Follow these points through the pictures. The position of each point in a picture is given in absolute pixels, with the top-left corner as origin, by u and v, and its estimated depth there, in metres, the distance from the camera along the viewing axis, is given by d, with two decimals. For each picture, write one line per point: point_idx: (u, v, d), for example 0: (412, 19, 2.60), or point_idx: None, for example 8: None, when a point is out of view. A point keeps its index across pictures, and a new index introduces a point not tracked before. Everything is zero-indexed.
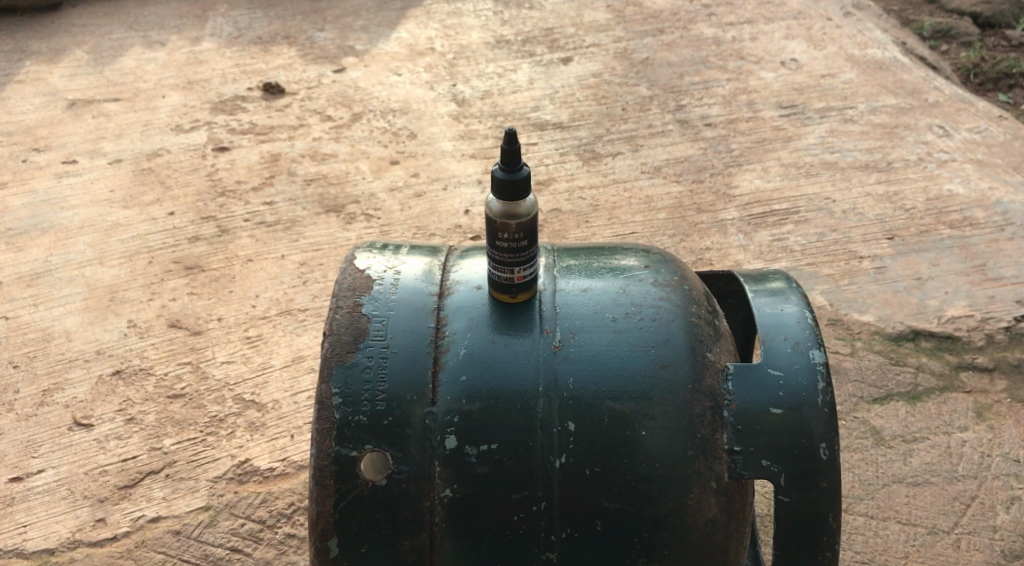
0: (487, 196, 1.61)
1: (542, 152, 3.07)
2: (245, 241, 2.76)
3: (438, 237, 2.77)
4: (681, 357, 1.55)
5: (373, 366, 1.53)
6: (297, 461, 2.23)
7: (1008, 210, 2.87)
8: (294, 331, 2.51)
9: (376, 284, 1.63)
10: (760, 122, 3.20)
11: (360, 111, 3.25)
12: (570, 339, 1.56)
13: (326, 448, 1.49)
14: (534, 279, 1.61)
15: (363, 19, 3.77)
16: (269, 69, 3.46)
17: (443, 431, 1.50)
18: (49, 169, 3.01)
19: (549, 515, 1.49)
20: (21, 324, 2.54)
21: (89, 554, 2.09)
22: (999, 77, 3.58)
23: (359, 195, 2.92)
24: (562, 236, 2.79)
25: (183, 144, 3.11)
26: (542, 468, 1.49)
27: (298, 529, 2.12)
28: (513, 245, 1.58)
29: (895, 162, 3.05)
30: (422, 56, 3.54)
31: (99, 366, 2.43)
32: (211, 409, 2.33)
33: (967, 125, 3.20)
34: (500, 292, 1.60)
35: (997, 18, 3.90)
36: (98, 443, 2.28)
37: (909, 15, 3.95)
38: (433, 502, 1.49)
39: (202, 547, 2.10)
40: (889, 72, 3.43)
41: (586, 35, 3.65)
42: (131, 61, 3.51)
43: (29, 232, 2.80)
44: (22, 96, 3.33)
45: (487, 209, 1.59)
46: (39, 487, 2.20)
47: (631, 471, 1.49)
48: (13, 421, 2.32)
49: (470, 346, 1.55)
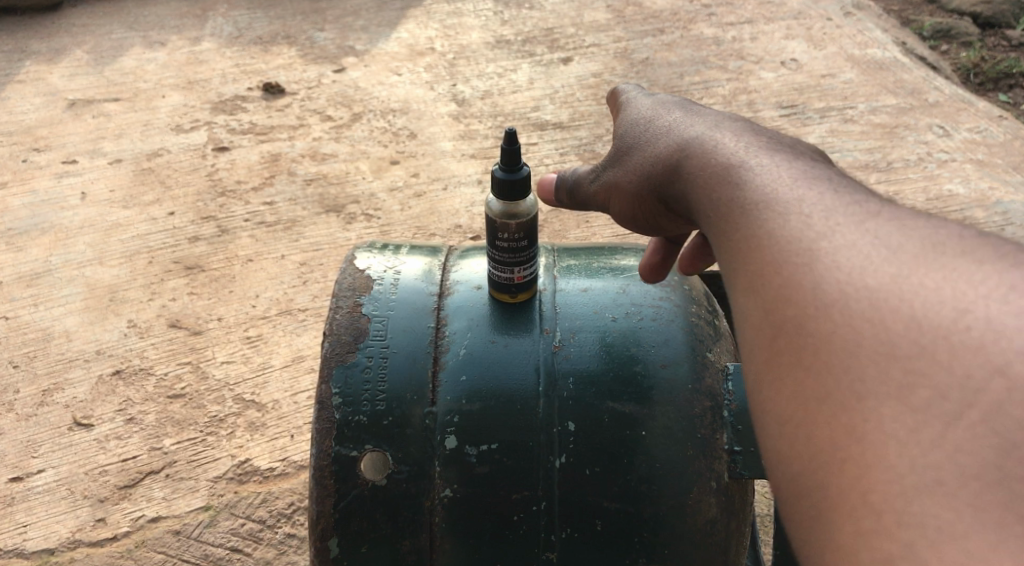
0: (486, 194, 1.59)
1: (542, 152, 3.07)
2: (244, 241, 2.76)
3: (439, 237, 2.77)
4: (681, 357, 1.56)
5: (373, 366, 1.53)
6: (297, 461, 2.23)
7: (1008, 210, 2.87)
8: (295, 331, 2.51)
9: (376, 284, 1.63)
10: (760, 122, 3.20)
11: (360, 112, 3.25)
12: (569, 339, 1.56)
13: (325, 448, 1.49)
14: (534, 279, 1.61)
15: (363, 19, 3.77)
16: (268, 69, 3.46)
17: (443, 431, 1.50)
18: (49, 169, 3.01)
19: (549, 515, 1.49)
20: (21, 324, 2.54)
21: (88, 554, 2.09)
22: (999, 77, 3.58)
23: (359, 195, 2.92)
24: (562, 236, 2.78)
25: (183, 144, 3.10)
26: (542, 467, 1.49)
27: (298, 530, 2.12)
28: (514, 245, 1.57)
29: (895, 162, 3.04)
30: (421, 56, 3.54)
31: (99, 366, 2.43)
32: (211, 409, 2.33)
33: (967, 125, 3.20)
34: (500, 292, 1.60)
35: (997, 18, 3.90)
36: (98, 443, 2.28)
37: (908, 15, 3.95)
38: (433, 502, 1.49)
39: (202, 547, 2.09)
40: (889, 73, 3.43)
41: (586, 35, 3.65)
42: (131, 61, 3.51)
43: (29, 232, 2.80)
44: (22, 96, 3.33)
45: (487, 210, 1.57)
46: (39, 487, 2.20)
47: (632, 470, 1.49)
48: (12, 421, 2.32)
49: (470, 346, 1.55)
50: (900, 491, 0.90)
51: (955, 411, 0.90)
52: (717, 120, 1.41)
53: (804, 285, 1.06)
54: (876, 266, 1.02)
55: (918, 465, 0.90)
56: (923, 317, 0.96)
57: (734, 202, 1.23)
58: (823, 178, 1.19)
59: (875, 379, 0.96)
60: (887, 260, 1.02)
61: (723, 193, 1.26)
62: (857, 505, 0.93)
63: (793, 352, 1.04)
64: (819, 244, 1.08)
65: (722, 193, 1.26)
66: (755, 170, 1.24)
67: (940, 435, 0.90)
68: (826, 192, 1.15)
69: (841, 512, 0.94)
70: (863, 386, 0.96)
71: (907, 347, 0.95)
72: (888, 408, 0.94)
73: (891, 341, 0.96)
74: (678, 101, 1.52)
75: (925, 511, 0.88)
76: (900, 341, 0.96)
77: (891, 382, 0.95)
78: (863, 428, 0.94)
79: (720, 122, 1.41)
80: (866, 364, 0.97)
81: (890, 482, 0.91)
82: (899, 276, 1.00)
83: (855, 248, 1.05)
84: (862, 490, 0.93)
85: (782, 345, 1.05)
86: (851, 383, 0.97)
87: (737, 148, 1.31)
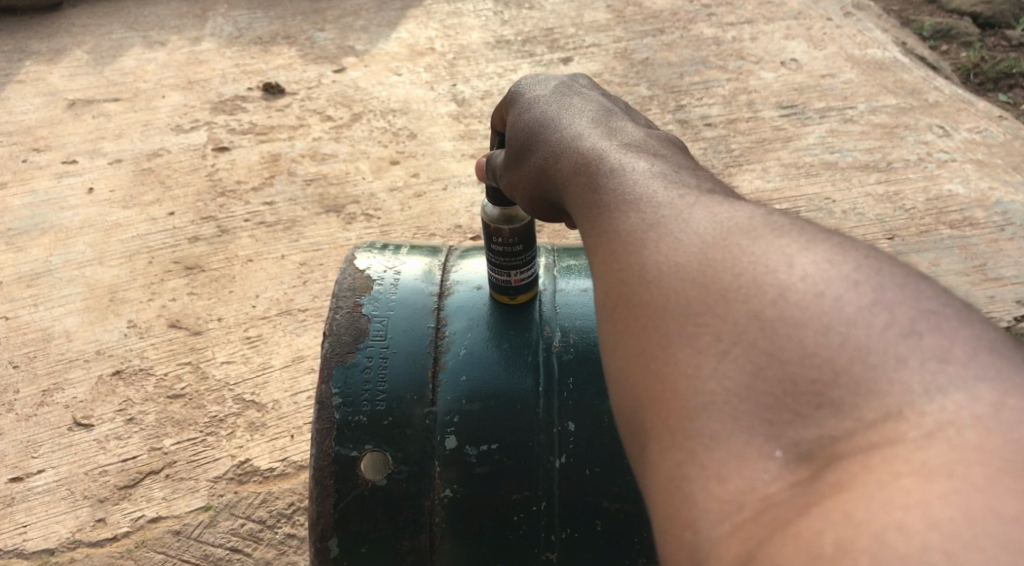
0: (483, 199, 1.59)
1: None
2: (245, 241, 2.76)
3: (438, 237, 2.77)
4: None
5: (373, 366, 1.53)
6: (297, 461, 2.23)
7: (1008, 210, 2.88)
8: (294, 331, 2.51)
9: (376, 284, 1.63)
10: (760, 122, 3.20)
11: (360, 112, 3.25)
12: (570, 338, 1.57)
13: (326, 448, 1.49)
14: (534, 280, 1.60)
15: (363, 19, 3.77)
16: (268, 69, 3.46)
17: (443, 431, 1.50)
18: (49, 169, 3.01)
19: (549, 515, 1.48)
20: (21, 324, 2.54)
21: (89, 554, 2.09)
22: (999, 77, 3.57)
23: (359, 195, 2.92)
24: (562, 236, 2.79)
25: (183, 144, 3.10)
26: (542, 467, 1.49)
27: (298, 529, 2.12)
28: (507, 248, 1.56)
29: (895, 162, 3.05)
30: (421, 56, 3.54)
31: (99, 366, 2.43)
32: (211, 409, 2.34)
33: (967, 125, 3.20)
34: (499, 293, 1.60)
35: (997, 18, 3.90)
36: (98, 443, 2.28)
37: (909, 15, 3.95)
38: (432, 502, 1.49)
39: (202, 547, 2.09)
40: (889, 73, 3.43)
41: (586, 34, 3.65)
42: (131, 61, 3.51)
43: (30, 232, 2.80)
44: (23, 96, 3.33)
45: (483, 215, 1.57)
46: (39, 487, 2.20)
47: (632, 470, 1.49)
48: (12, 421, 2.33)
49: (470, 346, 1.55)
50: (703, 458, 0.91)
51: (754, 379, 0.92)
52: (596, 113, 1.41)
53: (636, 268, 1.05)
54: (701, 249, 1.02)
55: (720, 429, 0.92)
56: (735, 295, 0.96)
57: (593, 190, 1.22)
58: (663, 174, 1.19)
59: (686, 353, 0.96)
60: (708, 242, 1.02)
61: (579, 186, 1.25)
62: (665, 471, 0.94)
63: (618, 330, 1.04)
64: (653, 232, 1.08)
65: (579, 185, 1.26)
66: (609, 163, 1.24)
67: (738, 402, 0.92)
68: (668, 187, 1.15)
69: (652, 480, 0.95)
70: (675, 358, 0.97)
71: (713, 321, 0.96)
72: (694, 379, 0.95)
73: (706, 317, 0.97)
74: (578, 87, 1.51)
75: (723, 473, 0.90)
76: (710, 317, 0.97)
77: (700, 353, 0.95)
78: (668, 398, 0.96)
79: (597, 115, 1.40)
80: (683, 340, 0.97)
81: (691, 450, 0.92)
82: (715, 256, 1.01)
83: (686, 234, 1.05)
84: (667, 458, 0.94)
85: (613, 329, 1.05)
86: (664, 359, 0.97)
87: (597, 143, 1.30)
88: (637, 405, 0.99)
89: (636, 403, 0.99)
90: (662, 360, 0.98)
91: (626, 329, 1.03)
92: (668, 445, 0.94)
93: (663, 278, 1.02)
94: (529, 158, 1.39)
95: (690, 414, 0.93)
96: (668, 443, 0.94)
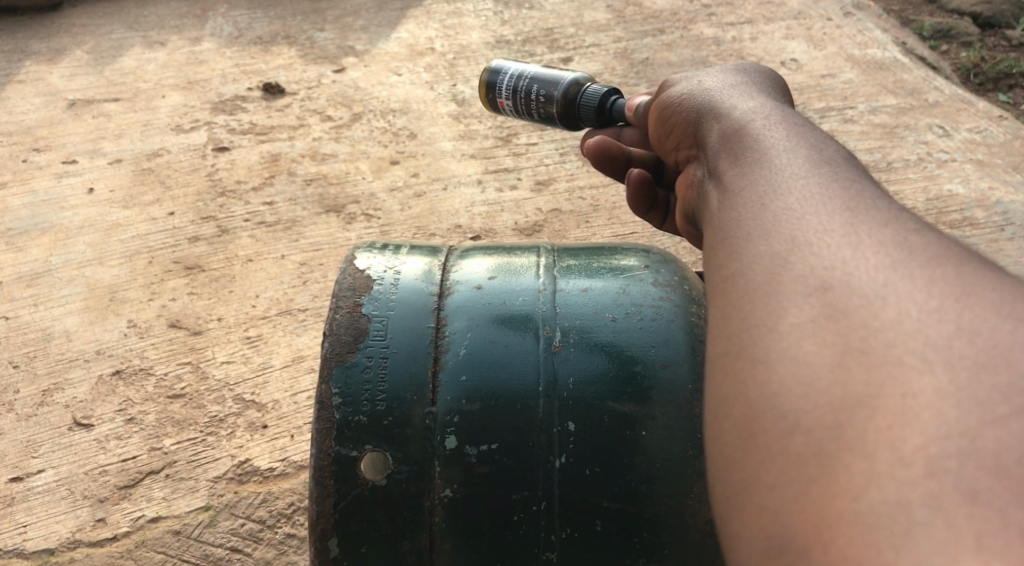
0: (588, 81, 2.00)
1: (542, 152, 3.08)
2: (245, 241, 2.76)
3: (438, 237, 2.77)
4: (681, 357, 1.57)
5: (373, 366, 1.52)
6: (297, 461, 2.23)
7: (1008, 210, 2.88)
8: (295, 331, 2.51)
9: (376, 284, 1.63)
10: None
11: (360, 111, 3.25)
12: (569, 338, 1.57)
13: (325, 448, 1.49)
14: (504, 109, 2.09)
15: (363, 19, 3.77)
16: (269, 69, 3.46)
17: (443, 431, 1.50)
18: (48, 169, 3.01)
19: (549, 515, 1.49)
20: (21, 324, 2.54)
21: (88, 554, 2.10)
22: (999, 77, 3.58)
23: (359, 195, 2.91)
24: (562, 236, 2.79)
25: (183, 144, 3.10)
26: (543, 468, 1.49)
27: (298, 530, 2.12)
28: (532, 103, 2.02)
29: (895, 162, 3.04)
30: (421, 56, 3.54)
31: (99, 366, 2.43)
32: (211, 409, 2.33)
33: (967, 125, 3.21)
34: (488, 92, 2.07)
35: (997, 18, 3.89)
36: (98, 443, 2.28)
37: (909, 15, 3.94)
38: (432, 502, 1.49)
39: (202, 547, 2.09)
40: (889, 73, 3.43)
41: (586, 35, 3.64)
42: (131, 61, 3.51)
43: (29, 232, 2.80)
44: (22, 96, 3.34)
45: (570, 80, 1.98)
46: (39, 487, 2.20)
47: (632, 471, 1.50)
48: (12, 421, 2.33)
49: (470, 346, 1.55)
50: (960, 512, 0.87)
51: None
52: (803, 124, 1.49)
53: (865, 257, 1.11)
54: (954, 270, 1.07)
55: (998, 491, 0.87)
56: None
57: (798, 169, 1.30)
58: (874, 188, 1.26)
59: (962, 389, 0.95)
60: (968, 274, 1.07)
61: (770, 162, 1.34)
62: (889, 502, 0.91)
63: (842, 331, 1.05)
64: (879, 236, 1.13)
65: (769, 162, 1.35)
66: (812, 154, 1.32)
67: None
68: (887, 202, 1.22)
69: (857, 505, 0.93)
70: (944, 390, 0.95)
71: (1015, 373, 0.95)
72: (975, 426, 0.92)
73: (996, 360, 0.96)
74: (779, 91, 1.66)
75: (985, 540, 0.85)
76: (1002, 365, 0.96)
77: (992, 405, 0.93)
78: (925, 432, 0.93)
79: (794, 111, 1.53)
80: (971, 379, 0.95)
81: (944, 494, 0.89)
82: (983, 291, 1.04)
83: (929, 249, 1.11)
84: (899, 493, 0.91)
85: (823, 315, 1.07)
86: (927, 387, 0.96)
87: (804, 131, 1.40)
88: (858, 421, 0.98)
89: (857, 418, 0.98)
90: (910, 393, 0.96)
91: (855, 336, 1.03)
92: (906, 478, 0.91)
93: (901, 276, 1.07)
94: (715, 131, 1.54)
95: (961, 462, 0.90)
96: (908, 479, 0.91)
